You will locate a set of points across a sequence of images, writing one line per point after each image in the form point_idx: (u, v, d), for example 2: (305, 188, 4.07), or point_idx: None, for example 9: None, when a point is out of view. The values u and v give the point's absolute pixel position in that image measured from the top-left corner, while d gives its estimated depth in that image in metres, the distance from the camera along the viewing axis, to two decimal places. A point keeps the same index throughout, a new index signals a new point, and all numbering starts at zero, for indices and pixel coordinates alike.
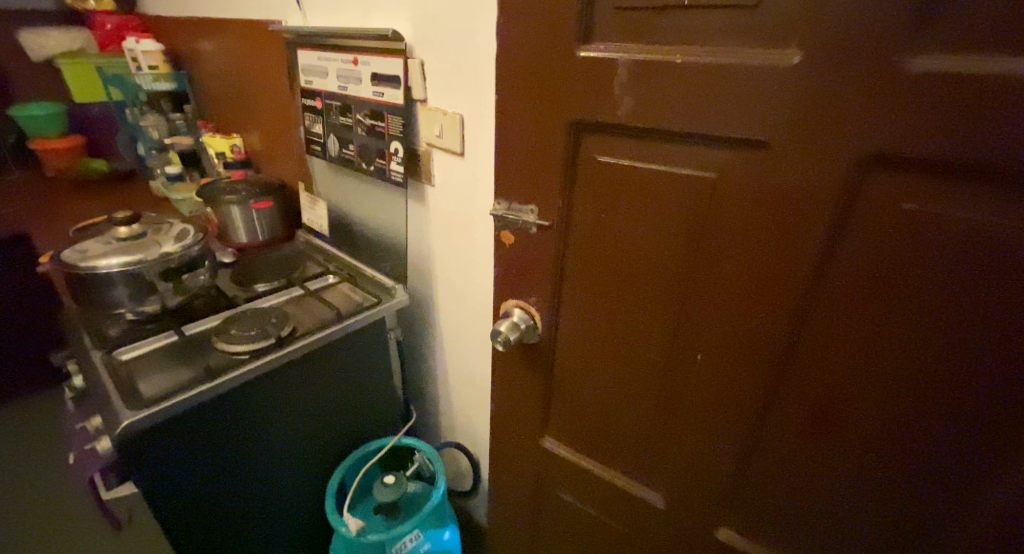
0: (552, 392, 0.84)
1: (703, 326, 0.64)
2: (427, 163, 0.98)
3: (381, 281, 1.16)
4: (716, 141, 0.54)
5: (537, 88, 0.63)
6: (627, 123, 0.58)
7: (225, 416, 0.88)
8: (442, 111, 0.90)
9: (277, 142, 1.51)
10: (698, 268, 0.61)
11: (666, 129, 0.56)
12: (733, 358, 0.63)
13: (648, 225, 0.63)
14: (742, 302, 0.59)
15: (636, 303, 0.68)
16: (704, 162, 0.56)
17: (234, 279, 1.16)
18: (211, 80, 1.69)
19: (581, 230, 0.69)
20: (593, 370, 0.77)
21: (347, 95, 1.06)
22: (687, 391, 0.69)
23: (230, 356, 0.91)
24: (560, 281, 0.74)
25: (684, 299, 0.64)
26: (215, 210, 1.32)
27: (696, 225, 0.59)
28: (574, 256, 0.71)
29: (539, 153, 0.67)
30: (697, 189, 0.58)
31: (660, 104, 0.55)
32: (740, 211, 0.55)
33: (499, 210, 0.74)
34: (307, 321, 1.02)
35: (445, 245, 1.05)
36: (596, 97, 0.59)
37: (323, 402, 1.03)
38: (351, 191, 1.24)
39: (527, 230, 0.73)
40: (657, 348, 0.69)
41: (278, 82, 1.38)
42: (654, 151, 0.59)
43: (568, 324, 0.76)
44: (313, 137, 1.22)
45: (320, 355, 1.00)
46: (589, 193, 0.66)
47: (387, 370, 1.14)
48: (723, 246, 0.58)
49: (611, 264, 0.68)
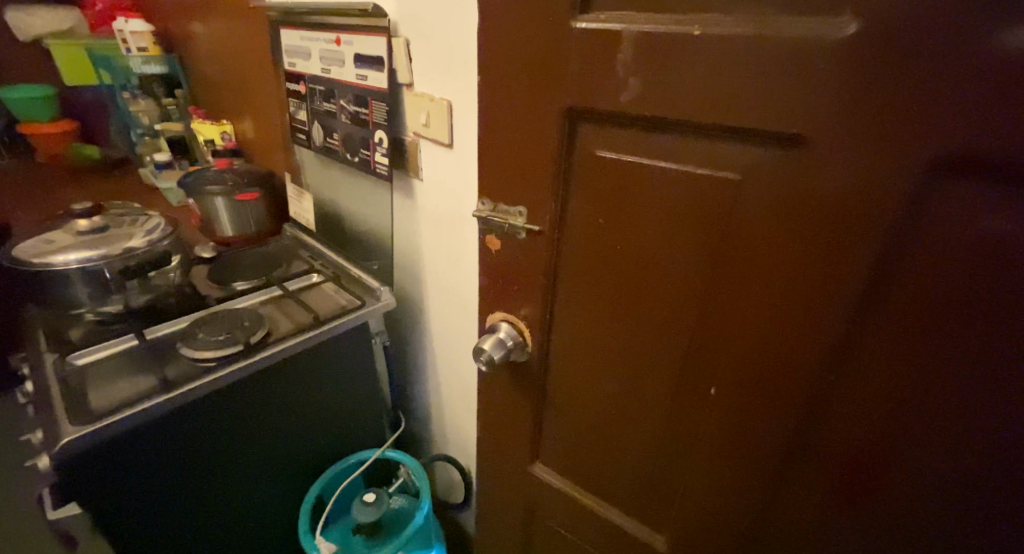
0: (543, 416, 0.75)
1: (717, 354, 0.54)
2: (414, 155, 0.89)
3: (367, 282, 1.07)
4: (740, 135, 0.44)
5: (525, 69, 0.54)
6: (630, 111, 0.48)
7: (186, 429, 0.80)
8: (429, 96, 0.80)
9: (267, 130, 1.43)
10: (713, 288, 0.52)
11: (679, 119, 0.46)
12: (752, 393, 0.53)
13: (654, 234, 0.53)
14: (764, 330, 0.50)
15: (638, 323, 0.59)
16: (723, 160, 0.46)
17: (210, 276, 1.08)
18: (202, 64, 1.62)
19: (576, 238, 0.59)
20: (589, 395, 0.68)
21: (330, 79, 0.97)
22: (696, 426, 0.59)
23: (195, 363, 0.84)
24: (553, 294, 0.65)
25: (694, 321, 0.54)
26: (197, 202, 1.25)
27: (712, 236, 0.50)
28: (568, 266, 0.62)
29: (527, 147, 0.57)
30: (714, 193, 0.48)
31: (674, 87, 0.45)
32: (767, 222, 0.46)
33: (484, 211, 0.65)
34: (284, 326, 0.95)
35: (435, 246, 0.97)
36: (594, 79, 0.49)
37: (300, 412, 0.96)
38: (338, 184, 1.15)
39: (515, 235, 0.63)
40: (661, 374, 0.60)
41: (267, 66, 1.30)
42: (663, 146, 0.49)
43: (562, 343, 0.67)
44: (298, 125, 1.13)
45: (295, 363, 0.92)
46: (585, 195, 0.56)
47: (371, 379, 1.06)
48: (747, 262, 0.48)
49: (610, 278, 0.59)
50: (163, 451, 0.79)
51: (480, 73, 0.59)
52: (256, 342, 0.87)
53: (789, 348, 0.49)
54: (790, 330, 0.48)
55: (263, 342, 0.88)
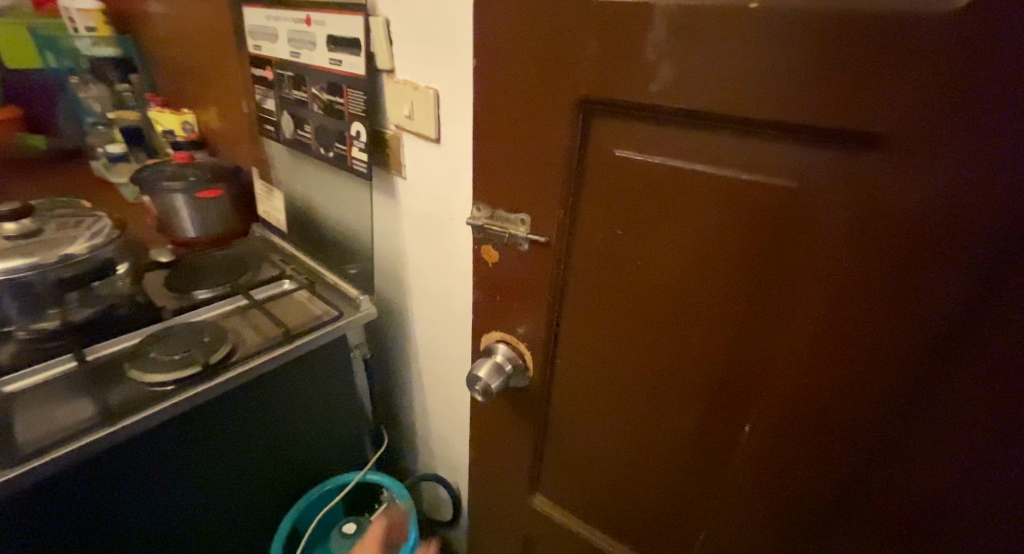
0: (544, 445, 0.67)
1: (751, 384, 0.47)
2: (397, 151, 0.80)
3: (345, 290, 0.98)
4: (797, 134, 0.37)
5: (531, 52, 0.45)
6: (661, 103, 0.40)
7: (134, 463, 0.71)
8: (413, 85, 0.71)
9: (233, 120, 1.31)
10: (751, 311, 0.44)
11: (723, 113, 0.38)
12: (795, 430, 0.46)
13: (683, 249, 0.45)
14: (815, 361, 0.43)
15: (660, 349, 0.51)
16: (773, 164, 0.39)
17: (166, 284, 0.97)
18: (161, 48, 1.49)
19: (587, 251, 0.51)
20: (598, 425, 0.60)
21: (300, 64, 0.87)
22: (724, 464, 0.52)
23: (145, 387, 0.73)
24: (559, 314, 0.57)
25: (727, 348, 0.47)
26: (152, 200, 1.13)
27: (753, 252, 0.42)
28: (576, 283, 0.54)
29: (532, 146, 0.49)
30: (759, 202, 0.40)
31: (719, 76, 0.37)
32: (823, 236, 0.39)
33: (481, 220, 0.56)
34: (251, 340, 0.85)
35: (420, 251, 0.88)
36: (617, 64, 0.41)
37: (271, 436, 0.86)
38: (312, 181, 1.05)
39: (516, 247, 0.55)
40: (685, 407, 0.53)
41: (231, 50, 1.18)
42: (698, 146, 0.42)
43: (568, 367, 0.59)
44: (265, 115, 1.03)
45: (263, 384, 0.82)
46: (600, 202, 0.48)
47: (350, 396, 0.97)
48: (798, 283, 0.41)
49: (627, 297, 0.51)
50: (109, 489, 0.69)
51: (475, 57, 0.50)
52: (218, 362, 0.77)
53: (843, 382, 0.42)
54: (845, 362, 0.41)
55: (227, 360, 0.78)
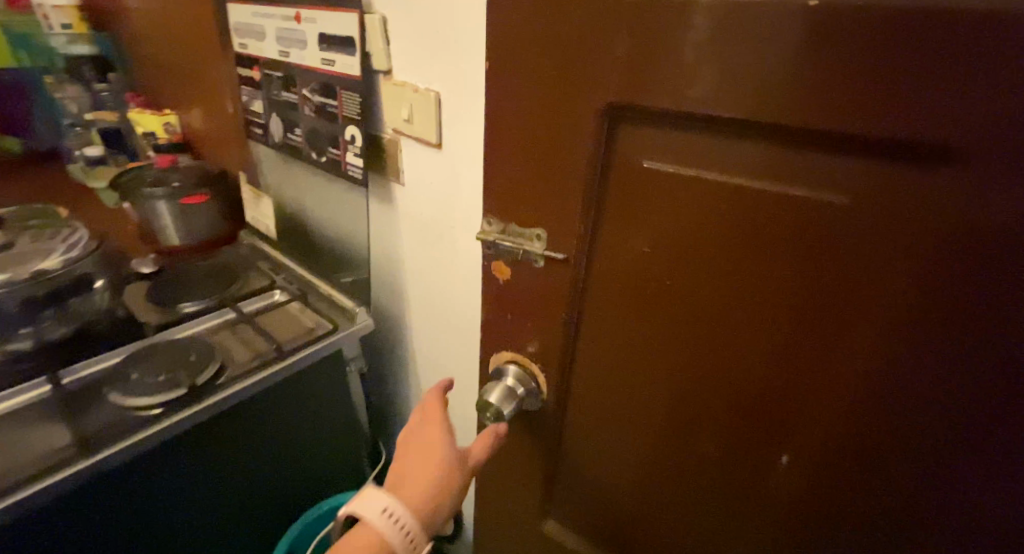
0: (556, 468, 0.64)
1: (788, 415, 0.43)
2: (395, 155, 0.76)
3: (339, 301, 0.93)
4: (853, 147, 0.33)
5: (550, 54, 0.41)
6: (696, 110, 0.36)
7: (114, 496, 0.66)
8: (412, 86, 0.67)
9: (218, 121, 1.25)
10: (790, 338, 0.40)
11: (767, 121, 0.34)
12: (836, 466, 0.42)
13: (715, 268, 0.42)
14: (864, 393, 0.38)
15: (686, 373, 0.48)
16: (823, 178, 0.35)
17: (149, 296, 0.92)
18: (143, 46, 1.43)
19: (608, 268, 0.48)
20: (618, 451, 0.57)
21: (289, 64, 0.82)
22: (755, 497, 0.49)
23: (128, 412, 0.69)
24: (576, 333, 0.53)
25: (762, 376, 0.43)
26: (135, 206, 1.07)
27: (795, 275, 0.38)
28: (597, 301, 0.50)
29: (549, 156, 0.45)
30: (805, 219, 0.36)
31: (771, 82, 0.32)
32: (881, 260, 0.34)
33: (492, 234, 0.52)
34: (239, 358, 0.80)
35: (419, 260, 0.83)
36: (647, 67, 0.37)
37: (265, 458, 0.82)
38: (303, 186, 1.00)
39: (530, 263, 0.51)
40: (712, 435, 0.49)
41: (215, 47, 1.12)
42: (736, 157, 0.38)
43: (585, 389, 0.56)
44: (253, 117, 0.97)
45: (255, 404, 0.77)
46: (625, 216, 0.45)
47: (346, 412, 0.93)
48: (853, 312, 0.37)
49: (651, 318, 0.47)
50: (86, 524, 0.64)
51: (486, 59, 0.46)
52: (205, 383, 0.72)
53: (897, 418, 0.38)
54: (898, 396, 0.37)
55: (214, 381, 0.74)
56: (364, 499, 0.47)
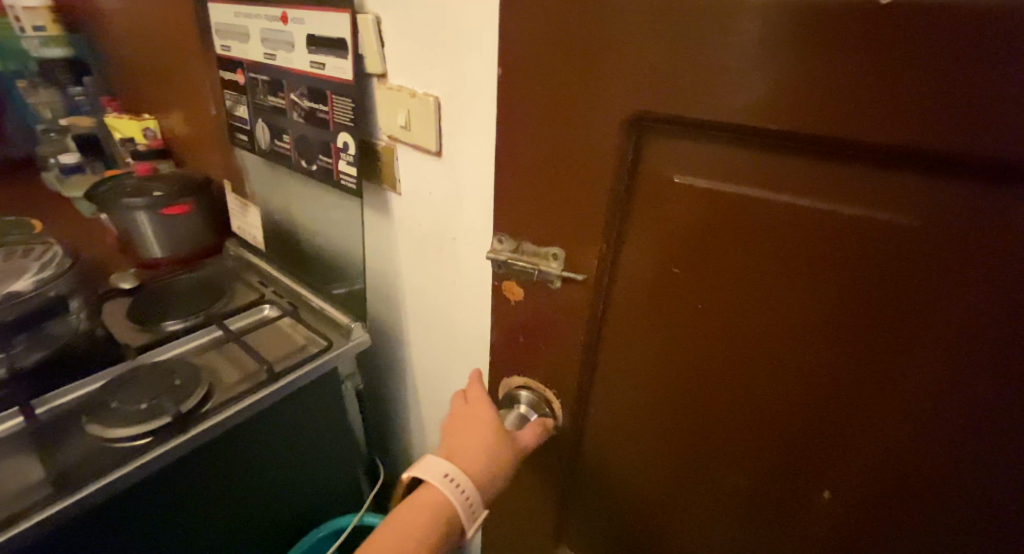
0: (571, 492, 0.61)
1: (831, 446, 0.43)
2: (391, 164, 0.71)
3: (333, 316, 0.88)
4: (916, 167, 0.32)
5: (575, 60, 0.38)
6: (744, 123, 0.34)
7: (96, 536, 0.60)
8: (409, 91, 0.63)
9: (199, 126, 1.20)
10: (837, 355, 0.39)
11: (825, 136, 0.32)
12: (878, 496, 0.43)
13: (757, 287, 0.40)
14: (911, 426, 0.39)
15: (720, 392, 0.46)
16: (878, 200, 0.34)
17: (128, 315, 0.86)
18: (118, 47, 1.36)
19: (634, 287, 0.45)
20: (642, 472, 0.54)
21: (276, 67, 0.77)
22: (793, 525, 0.48)
23: (109, 444, 0.63)
24: (598, 352, 0.51)
25: (805, 397, 0.42)
26: (112, 218, 1.01)
27: (847, 293, 0.37)
28: (622, 320, 0.48)
29: (571, 171, 0.42)
30: (857, 242, 0.35)
31: (831, 92, 0.31)
32: (941, 286, 0.34)
33: (504, 254, 0.50)
34: (229, 379, 0.75)
35: (418, 273, 0.79)
36: (689, 75, 0.34)
37: (270, 479, 0.79)
38: (291, 194, 0.95)
39: (547, 284, 0.49)
40: (747, 453, 0.48)
41: (194, 49, 1.07)
42: (784, 174, 0.36)
43: (606, 409, 0.54)
44: (237, 123, 0.92)
45: (249, 428, 0.73)
46: (656, 233, 0.42)
47: (343, 432, 0.89)
48: (905, 328, 0.36)
49: (683, 338, 0.45)
50: None
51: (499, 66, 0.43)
52: (193, 409, 0.68)
53: (947, 447, 0.38)
54: (949, 426, 0.37)
55: (203, 407, 0.69)
56: (427, 466, 0.48)
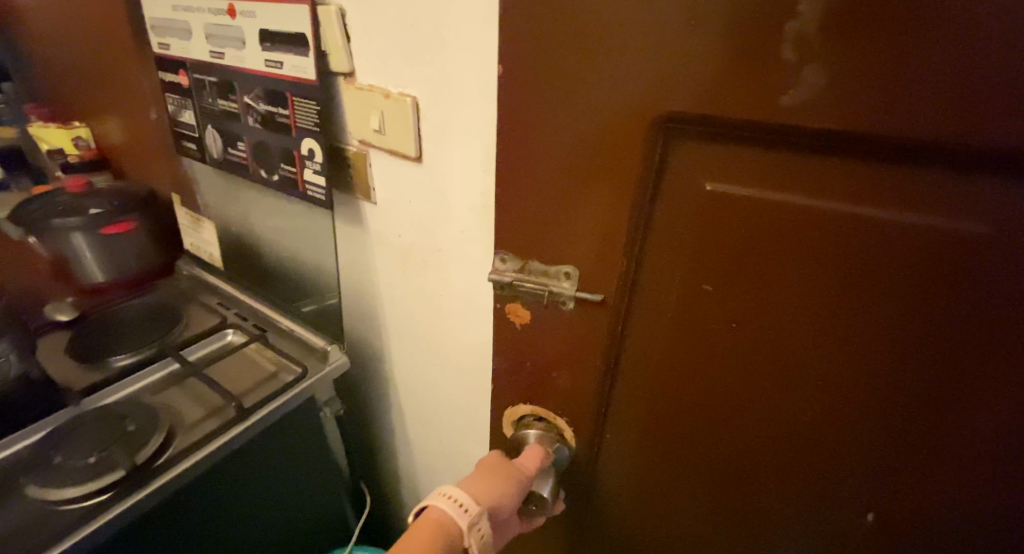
0: (585, 520, 0.58)
1: (878, 467, 0.40)
2: (364, 171, 0.65)
3: (306, 337, 0.81)
4: (986, 170, 0.29)
5: (591, 57, 0.33)
6: (794, 125, 0.30)
7: None
8: (382, 91, 0.56)
9: (140, 134, 1.09)
10: (890, 371, 0.36)
11: (890, 137, 0.28)
12: (924, 511, 0.41)
13: (797, 302, 0.36)
14: (966, 442, 0.37)
15: (754, 411, 0.43)
16: (943, 206, 0.30)
17: (68, 352, 0.76)
18: (40, 48, 1.23)
19: (656, 305, 0.42)
20: (663, 493, 0.52)
21: (225, 67, 0.69)
22: (832, 545, 0.46)
23: (53, 506, 0.55)
24: (613, 373, 0.47)
25: (849, 417, 0.39)
26: (43, 241, 0.90)
27: (900, 306, 0.34)
28: (641, 339, 0.44)
29: (584, 182, 0.38)
30: (915, 254, 0.32)
31: (895, 89, 0.27)
32: (1002, 295, 0.31)
33: (509, 274, 0.45)
34: (191, 419, 0.67)
35: (399, 288, 0.73)
36: (732, 71, 0.30)
37: (247, 522, 0.72)
38: (250, 206, 0.87)
39: (558, 305, 0.45)
40: (783, 471, 0.44)
41: (128, 48, 0.96)
42: (834, 180, 0.32)
43: (623, 431, 0.50)
44: (183, 130, 0.83)
45: (222, 470, 0.66)
46: (680, 245, 0.38)
47: (325, 462, 0.82)
48: (961, 341, 0.33)
49: (712, 356, 0.42)
50: None
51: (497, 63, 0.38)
52: (151, 458, 0.60)
53: (991, 450, 0.37)
54: (1000, 435, 0.36)
55: (161, 456, 0.61)
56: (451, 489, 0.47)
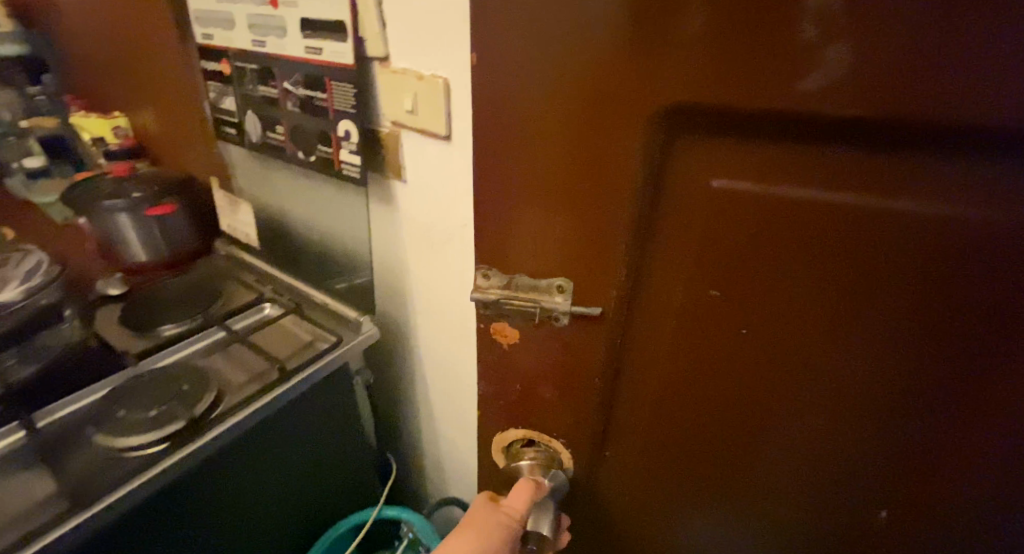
0: (599, 486, 0.61)
1: (878, 405, 0.45)
2: (396, 150, 0.70)
3: (339, 311, 0.86)
4: (967, 146, 0.33)
5: (594, 75, 0.35)
6: (806, 108, 0.32)
7: (132, 537, 0.59)
8: (415, 74, 0.61)
9: (175, 123, 1.15)
10: (882, 323, 0.41)
11: (898, 113, 0.31)
12: (918, 440, 0.46)
13: (792, 281, 0.41)
14: (955, 373, 0.42)
15: (759, 381, 0.47)
16: (936, 170, 0.34)
17: (121, 322, 0.82)
18: (78, 43, 1.31)
19: (664, 296, 0.45)
20: (668, 460, 0.56)
21: (265, 54, 0.74)
22: (833, 479, 0.51)
23: (121, 453, 0.61)
24: (622, 352, 0.49)
25: (851, 360, 0.43)
26: (92, 222, 0.96)
27: (883, 274, 0.39)
28: (648, 321, 0.47)
29: (594, 191, 0.40)
30: (907, 216, 0.36)
31: (900, 77, 0.29)
32: (977, 242, 0.36)
33: (497, 292, 0.49)
34: (236, 382, 0.72)
35: (425, 269, 0.79)
36: (748, 64, 0.31)
37: (287, 477, 0.77)
38: (283, 189, 0.92)
39: (550, 319, 0.48)
40: (787, 429, 0.49)
41: (166, 41, 1.02)
42: (832, 166, 0.36)
43: (631, 406, 0.53)
44: (223, 116, 0.88)
45: (269, 425, 0.72)
46: (685, 233, 0.42)
47: (357, 427, 0.87)
48: (941, 290, 0.38)
49: (717, 342, 0.46)
50: None
51: (502, 46, 0.36)
52: (206, 412, 0.66)
53: (963, 375, 0.42)
54: (973, 360, 0.41)
55: (214, 411, 0.67)
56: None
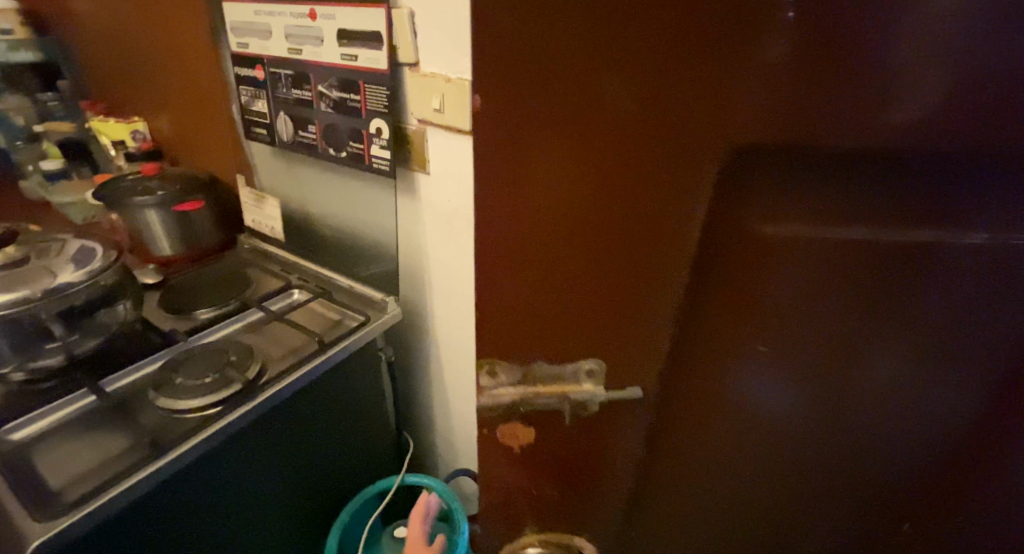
0: None
1: (906, 436, 0.42)
2: (421, 145, 0.78)
3: (366, 294, 0.93)
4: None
5: (637, 123, 0.28)
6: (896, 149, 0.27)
7: (199, 484, 0.66)
8: (443, 77, 0.70)
9: (194, 126, 1.22)
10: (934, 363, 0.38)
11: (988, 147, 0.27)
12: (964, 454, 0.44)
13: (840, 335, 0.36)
14: (985, 395, 0.40)
15: (789, 433, 0.42)
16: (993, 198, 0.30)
17: (162, 306, 0.89)
18: (97, 50, 1.37)
19: (695, 364, 0.38)
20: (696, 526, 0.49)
21: (301, 61, 0.82)
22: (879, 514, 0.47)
23: (180, 414, 0.67)
24: (644, 430, 0.42)
25: (889, 400, 0.40)
26: (123, 217, 1.03)
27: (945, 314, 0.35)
28: (676, 394, 0.40)
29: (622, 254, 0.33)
30: (952, 251, 0.32)
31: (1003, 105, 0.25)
32: None
33: (509, 390, 0.40)
34: (275, 355, 0.80)
35: (445, 252, 0.87)
36: (827, 106, 0.26)
37: (319, 447, 0.83)
38: (308, 184, 1.00)
39: (578, 410, 0.41)
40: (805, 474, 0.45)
41: (189, 48, 1.08)
42: (893, 211, 0.31)
43: (647, 487, 0.46)
44: (254, 117, 0.96)
45: (305, 396, 0.78)
46: (729, 297, 0.35)
47: (380, 402, 0.94)
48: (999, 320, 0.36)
49: (751, 406, 0.40)
50: (171, 526, 0.64)
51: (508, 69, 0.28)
52: (256, 378, 0.72)
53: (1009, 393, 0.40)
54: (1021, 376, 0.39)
55: (261, 379, 0.73)
56: None
